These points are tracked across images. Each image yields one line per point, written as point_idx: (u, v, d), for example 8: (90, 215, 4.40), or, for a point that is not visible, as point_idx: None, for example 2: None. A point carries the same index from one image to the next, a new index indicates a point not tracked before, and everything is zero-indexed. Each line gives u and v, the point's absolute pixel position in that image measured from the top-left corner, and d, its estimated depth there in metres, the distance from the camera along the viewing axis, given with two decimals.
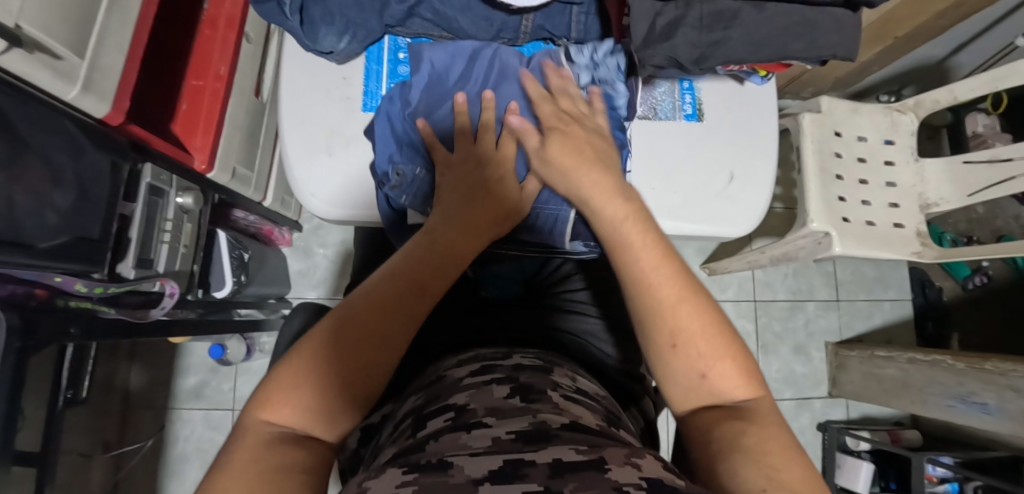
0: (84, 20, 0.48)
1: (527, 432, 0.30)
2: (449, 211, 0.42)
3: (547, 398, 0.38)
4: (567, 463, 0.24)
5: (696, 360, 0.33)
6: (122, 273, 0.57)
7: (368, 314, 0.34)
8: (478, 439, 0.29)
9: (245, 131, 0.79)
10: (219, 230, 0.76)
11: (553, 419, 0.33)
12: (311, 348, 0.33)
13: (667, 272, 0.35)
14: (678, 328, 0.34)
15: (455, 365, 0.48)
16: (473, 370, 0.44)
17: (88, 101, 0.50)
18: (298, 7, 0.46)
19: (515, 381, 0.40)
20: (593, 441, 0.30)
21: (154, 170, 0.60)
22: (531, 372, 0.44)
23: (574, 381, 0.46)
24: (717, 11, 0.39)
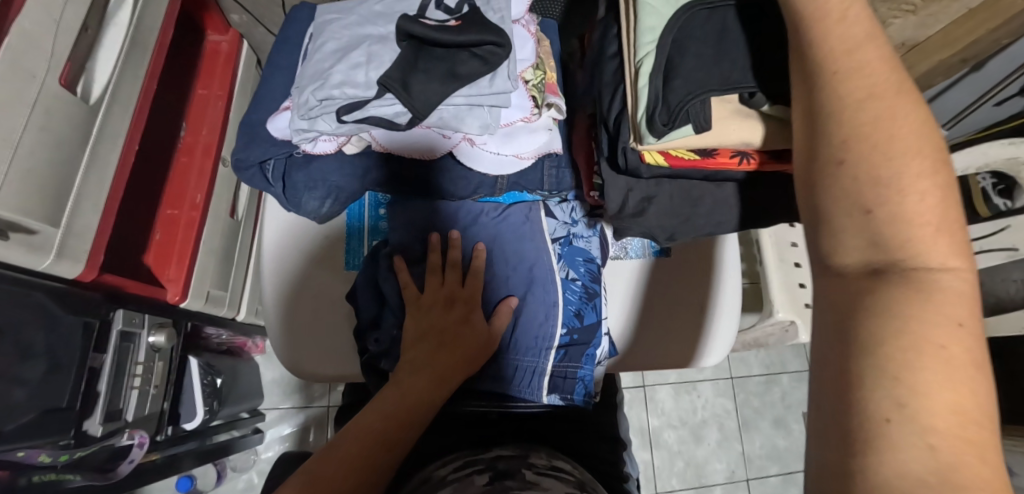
0: (62, 188, 0.49)
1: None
2: (421, 370, 0.44)
3: (518, 478, 0.53)
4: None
5: (888, 233, 0.29)
6: (89, 431, 0.54)
7: (336, 482, 0.38)
8: None
9: (219, 253, 0.78)
10: (191, 357, 0.74)
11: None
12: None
13: (916, 157, 0.30)
14: (884, 194, 0.29)
15: (446, 465, 0.61)
16: (456, 466, 0.59)
17: (62, 266, 0.49)
18: (280, 174, 0.50)
19: (493, 471, 0.55)
20: None
21: (126, 315, 0.59)
22: (508, 459, 0.59)
23: (547, 462, 0.61)
24: (684, 193, 0.43)
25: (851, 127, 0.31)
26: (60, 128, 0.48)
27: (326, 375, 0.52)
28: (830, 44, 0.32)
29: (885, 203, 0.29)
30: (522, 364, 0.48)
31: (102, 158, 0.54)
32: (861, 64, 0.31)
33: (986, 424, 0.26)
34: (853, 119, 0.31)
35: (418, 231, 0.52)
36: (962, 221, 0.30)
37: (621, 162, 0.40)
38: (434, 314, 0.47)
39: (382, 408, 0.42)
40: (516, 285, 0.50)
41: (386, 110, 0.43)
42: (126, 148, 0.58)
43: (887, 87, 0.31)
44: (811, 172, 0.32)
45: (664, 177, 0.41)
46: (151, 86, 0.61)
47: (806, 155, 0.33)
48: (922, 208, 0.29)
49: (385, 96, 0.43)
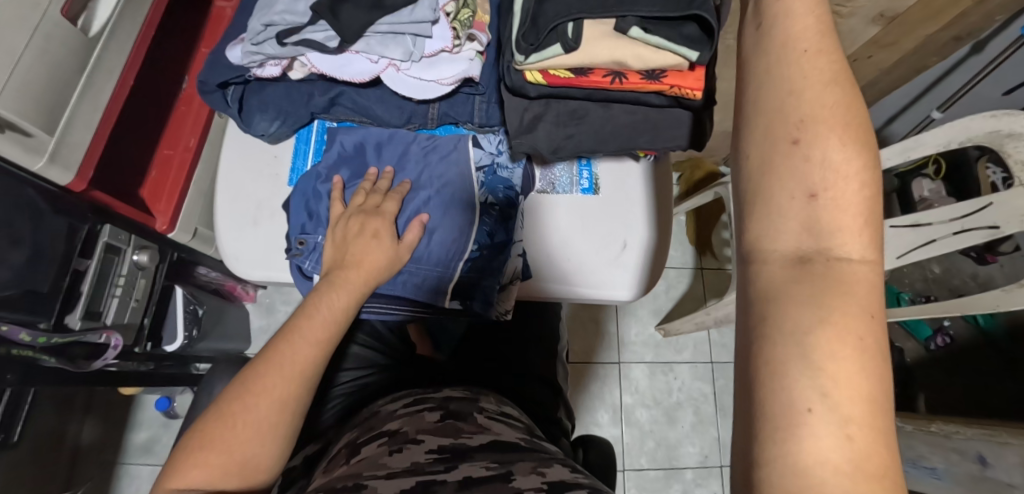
0: (57, 104, 0.57)
1: (444, 456, 0.43)
2: (336, 285, 0.48)
3: (470, 419, 0.52)
4: (474, 480, 0.39)
5: (824, 220, 0.26)
6: (68, 324, 0.62)
7: (283, 380, 0.42)
8: (397, 460, 0.43)
9: (209, 195, 0.86)
10: (175, 286, 0.81)
11: (469, 440, 0.47)
12: (238, 412, 0.40)
13: (854, 147, 0.27)
14: (826, 172, 0.26)
15: (391, 401, 0.60)
16: (405, 403, 0.57)
17: (53, 171, 0.57)
18: (237, 97, 0.56)
19: (446, 409, 0.54)
20: (503, 458, 0.44)
21: (112, 230, 0.67)
22: (461, 400, 0.57)
23: (499, 405, 0.60)
24: (571, 110, 0.47)
25: (806, 112, 0.27)
26: (58, 51, 0.56)
27: (263, 277, 0.55)
28: (785, 31, 0.29)
29: (819, 191, 0.26)
30: (430, 275, 0.54)
31: (97, 86, 0.62)
32: (807, 52, 0.28)
33: (884, 406, 0.23)
34: (802, 107, 0.27)
35: (353, 154, 0.56)
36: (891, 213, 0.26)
37: (508, 82, 0.45)
38: (347, 225, 0.51)
39: (318, 316, 0.46)
40: (435, 205, 0.55)
41: (318, 35, 0.49)
42: (121, 82, 0.66)
43: (839, 79, 0.28)
44: (755, 152, 0.28)
45: (549, 96, 0.45)
46: (148, 32, 0.70)
47: (742, 138, 0.29)
48: (855, 195, 0.26)
49: (318, 23, 0.49)
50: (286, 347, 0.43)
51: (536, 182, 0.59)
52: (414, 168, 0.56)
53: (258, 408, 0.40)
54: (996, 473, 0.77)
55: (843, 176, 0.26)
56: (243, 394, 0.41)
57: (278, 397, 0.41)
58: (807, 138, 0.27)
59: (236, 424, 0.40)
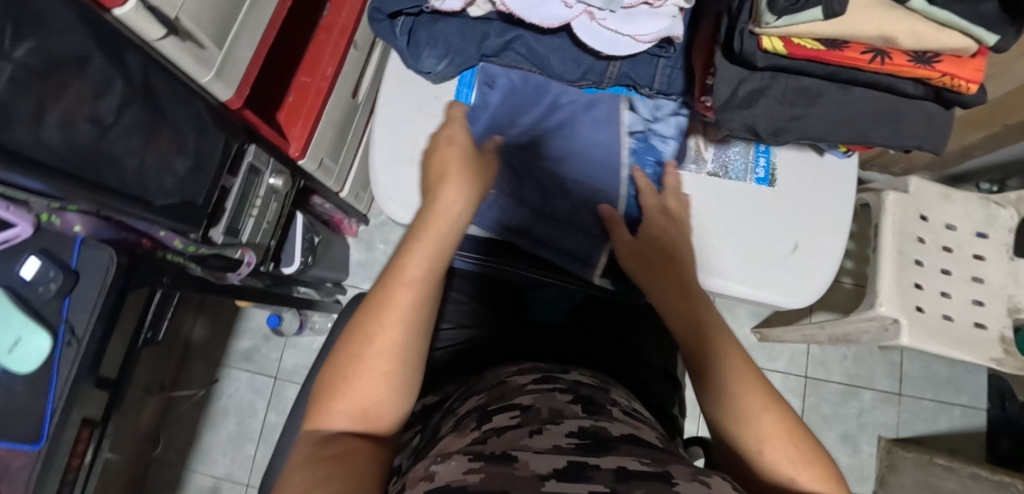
0: (228, 17, 0.56)
1: (588, 442, 0.33)
2: (442, 207, 0.43)
3: (608, 410, 0.42)
4: (631, 473, 0.28)
5: (777, 466, 0.36)
6: (213, 237, 0.65)
7: (391, 329, 0.38)
8: (539, 441, 0.33)
9: (336, 127, 0.86)
10: (297, 213, 0.84)
11: (612, 429, 0.37)
12: (359, 351, 0.38)
13: (760, 395, 0.38)
14: (759, 437, 0.36)
15: (513, 372, 0.52)
16: (533, 377, 0.49)
17: (217, 87, 0.57)
18: (407, 29, 0.52)
19: (577, 393, 0.45)
20: (659, 457, 0.32)
21: (256, 151, 0.68)
22: (589, 387, 0.49)
23: (630, 404, 0.51)
24: (802, 88, 0.41)
25: (716, 360, 0.41)
26: None
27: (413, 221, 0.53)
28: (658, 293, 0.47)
29: (760, 443, 0.36)
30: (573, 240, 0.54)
31: (262, 2, 0.61)
32: (688, 341, 0.43)
33: None
34: (706, 343, 0.42)
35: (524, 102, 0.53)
36: (807, 433, 0.36)
37: (736, 46, 0.38)
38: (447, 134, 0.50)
39: (425, 243, 0.41)
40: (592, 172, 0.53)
41: None
42: (281, 1, 0.65)
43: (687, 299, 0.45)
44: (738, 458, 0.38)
45: (780, 68, 0.39)
46: None
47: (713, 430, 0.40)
48: (783, 439, 0.36)
49: None
50: (395, 291, 0.39)
51: (707, 162, 0.54)
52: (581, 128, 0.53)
53: (369, 358, 0.37)
54: None
55: (768, 431, 0.36)
56: (358, 341, 0.38)
57: (394, 336, 0.38)
58: (733, 408, 0.38)
59: (348, 374, 0.37)
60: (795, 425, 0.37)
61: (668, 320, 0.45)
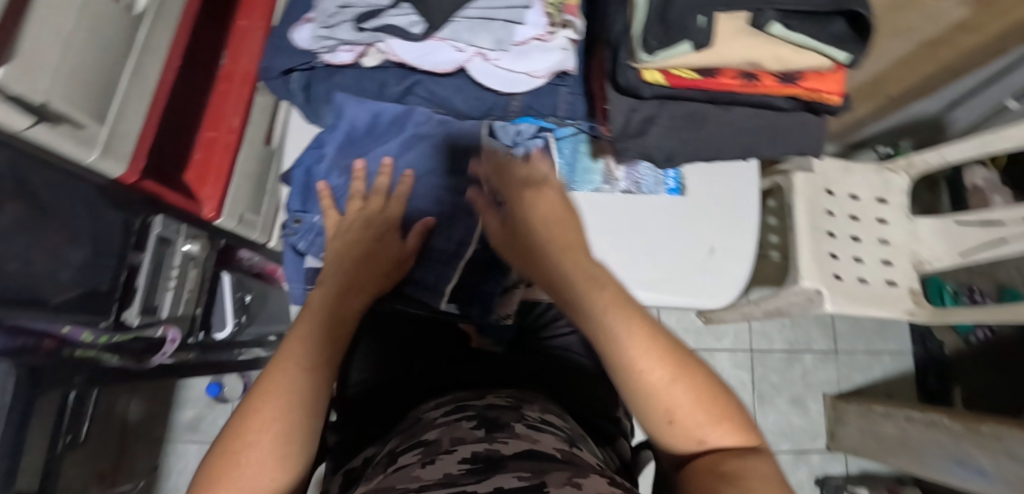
0: (107, 90, 0.52)
1: (478, 466, 0.40)
2: (327, 291, 0.45)
3: (509, 428, 0.49)
4: (504, 492, 0.35)
5: (693, 435, 0.34)
6: (127, 320, 0.60)
7: (285, 409, 0.37)
8: (432, 472, 0.40)
9: (254, 179, 0.83)
10: (224, 274, 0.79)
11: (504, 449, 0.43)
12: (243, 440, 0.35)
13: (658, 360, 0.34)
14: (669, 411, 0.34)
15: (431, 406, 0.59)
16: (446, 409, 0.56)
17: (105, 164, 0.53)
18: (302, 85, 0.52)
19: (483, 416, 0.52)
20: (539, 468, 0.40)
21: (164, 222, 0.64)
22: (501, 407, 0.55)
23: (541, 414, 0.57)
24: (687, 113, 0.46)
25: (616, 333, 0.35)
26: (107, 31, 0.51)
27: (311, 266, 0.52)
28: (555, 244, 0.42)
29: (671, 414, 0.34)
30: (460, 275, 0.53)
31: (144, 67, 0.58)
32: (595, 295, 0.38)
33: None
34: (606, 296, 0.37)
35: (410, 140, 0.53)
36: (708, 388, 0.35)
37: (621, 82, 0.42)
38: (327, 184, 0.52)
39: (319, 318, 0.43)
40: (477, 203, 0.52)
41: (401, 20, 0.44)
42: (167, 62, 0.61)
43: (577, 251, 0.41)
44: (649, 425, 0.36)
45: (665, 97, 0.44)
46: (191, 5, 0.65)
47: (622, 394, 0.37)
48: (699, 407, 0.34)
49: (401, 5, 0.44)
50: (281, 369, 0.38)
51: (620, 181, 0.56)
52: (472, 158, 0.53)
53: (260, 445, 0.35)
54: None
55: (678, 408, 0.34)
56: (246, 427, 0.35)
57: (277, 420, 0.36)
58: (628, 381, 0.35)
59: (240, 462, 0.35)
60: (700, 376, 0.35)
61: (569, 274, 0.40)
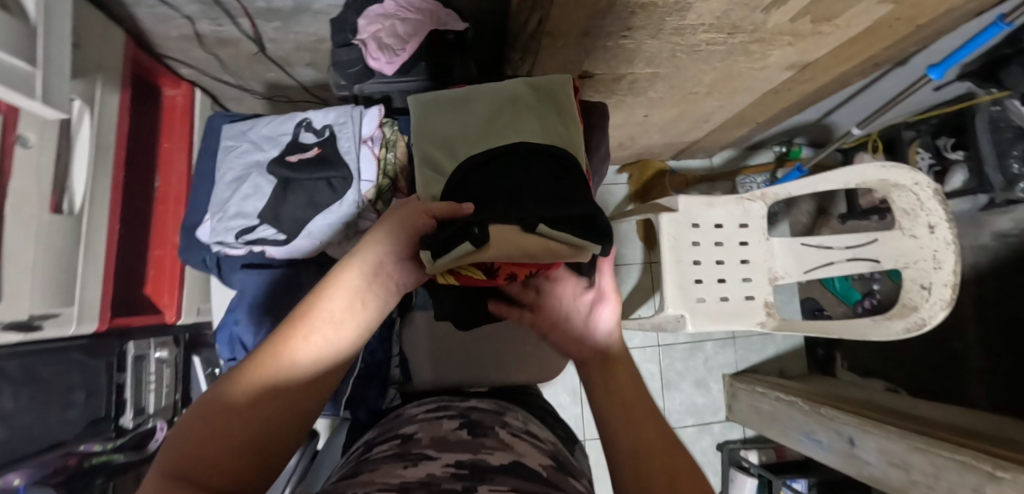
0: (70, 278, 0.69)
1: (463, 472, 0.38)
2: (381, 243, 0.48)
3: (492, 434, 0.48)
4: None
5: None
6: (124, 424, 0.81)
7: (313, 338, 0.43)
8: (414, 472, 0.38)
9: (203, 275, 0.99)
10: (193, 357, 0.98)
11: (489, 459, 0.41)
12: (268, 362, 0.42)
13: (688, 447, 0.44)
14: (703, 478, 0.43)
15: (416, 403, 0.62)
16: (428, 408, 0.57)
17: (82, 327, 0.72)
18: (215, 262, 0.75)
19: (466, 418, 0.52)
20: (523, 487, 0.37)
21: (136, 344, 0.83)
22: (484, 410, 0.55)
23: (525, 423, 0.56)
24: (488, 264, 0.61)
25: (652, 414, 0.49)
26: (60, 238, 0.68)
27: None
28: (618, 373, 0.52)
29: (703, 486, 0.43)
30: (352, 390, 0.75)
31: (94, 244, 0.74)
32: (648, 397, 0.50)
33: None
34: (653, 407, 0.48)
35: (296, 290, 0.72)
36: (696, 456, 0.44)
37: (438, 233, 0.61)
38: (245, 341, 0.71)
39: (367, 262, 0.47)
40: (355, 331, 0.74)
41: (268, 233, 0.68)
42: (109, 229, 0.77)
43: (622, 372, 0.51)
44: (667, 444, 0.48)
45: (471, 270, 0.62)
46: (120, 172, 0.79)
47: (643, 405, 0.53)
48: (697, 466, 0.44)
49: (267, 225, 0.67)
50: (307, 324, 0.44)
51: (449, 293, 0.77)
52: None
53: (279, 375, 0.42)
54: (860, 452, 0.99)
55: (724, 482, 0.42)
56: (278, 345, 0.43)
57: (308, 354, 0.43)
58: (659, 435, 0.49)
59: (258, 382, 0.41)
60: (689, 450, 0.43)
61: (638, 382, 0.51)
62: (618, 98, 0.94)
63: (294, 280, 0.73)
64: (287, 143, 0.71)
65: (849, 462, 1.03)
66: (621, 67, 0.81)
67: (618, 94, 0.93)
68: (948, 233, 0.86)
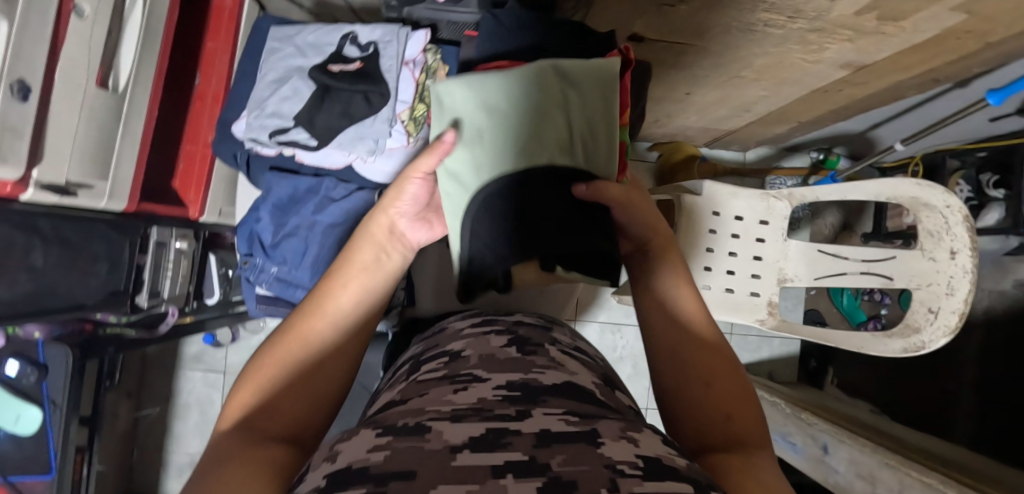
0: (106, 153, 0.72)
1: (514, 395, 0.38)
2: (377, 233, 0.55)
3: (543, 352, 0.48)
4: (552, 435, 0.31)
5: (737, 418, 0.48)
6: (139, 303, 0.85)
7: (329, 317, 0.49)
8: (465, 396, 0.38)
9: (229, 178, 1.02)
10: (209, 255, 1.02)
11: (542, 378, 0.41)
12: (292, 343, 0.46)
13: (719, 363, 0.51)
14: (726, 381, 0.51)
15: (463, 317, 0.63)
16: (474, 323, 0.59)
17: (112, 203, 0.75)
18: (242, 161, 0.78)
19: (514, 334, 0.52)
20: (580, 409, 0.37)
21: (159, 231, 0.86)
22: (531, 327, 0.57)
23: (572, 341, 0.57)
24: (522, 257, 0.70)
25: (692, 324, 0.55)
26: (102, 113, 0.70)
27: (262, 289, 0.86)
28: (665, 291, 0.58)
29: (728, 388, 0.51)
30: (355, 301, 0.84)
31: (132, 126, 0.76)
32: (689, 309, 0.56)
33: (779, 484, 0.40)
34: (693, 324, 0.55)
35: (320, 201, 0.81)
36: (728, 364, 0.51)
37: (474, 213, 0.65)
38: (269, 236, 0.82)
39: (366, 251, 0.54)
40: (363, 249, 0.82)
41: (301, 137, 0.71)
42: (148, 114, 0.79)
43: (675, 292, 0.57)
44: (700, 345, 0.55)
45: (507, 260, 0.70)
46: (163, 59, 0.80)
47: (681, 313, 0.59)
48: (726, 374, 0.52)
49: (299, 128, 0.71)
50: (323, 306, 0.49)
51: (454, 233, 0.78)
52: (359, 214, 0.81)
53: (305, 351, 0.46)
54: (831, 459, 1.01)
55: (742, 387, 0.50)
56: (299, 329, 0.48)
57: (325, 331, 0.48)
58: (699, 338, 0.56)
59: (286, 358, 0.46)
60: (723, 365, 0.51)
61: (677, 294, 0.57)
62: (664, 70, 0.93)
63: (320, 192, 0.81)
64: (331, 53, 0.73)
65: (818, 468, 1.05)
66: (672, 37, 0.80)
67: (664, 65, 0.91)
68: (968, 262, 0.86)
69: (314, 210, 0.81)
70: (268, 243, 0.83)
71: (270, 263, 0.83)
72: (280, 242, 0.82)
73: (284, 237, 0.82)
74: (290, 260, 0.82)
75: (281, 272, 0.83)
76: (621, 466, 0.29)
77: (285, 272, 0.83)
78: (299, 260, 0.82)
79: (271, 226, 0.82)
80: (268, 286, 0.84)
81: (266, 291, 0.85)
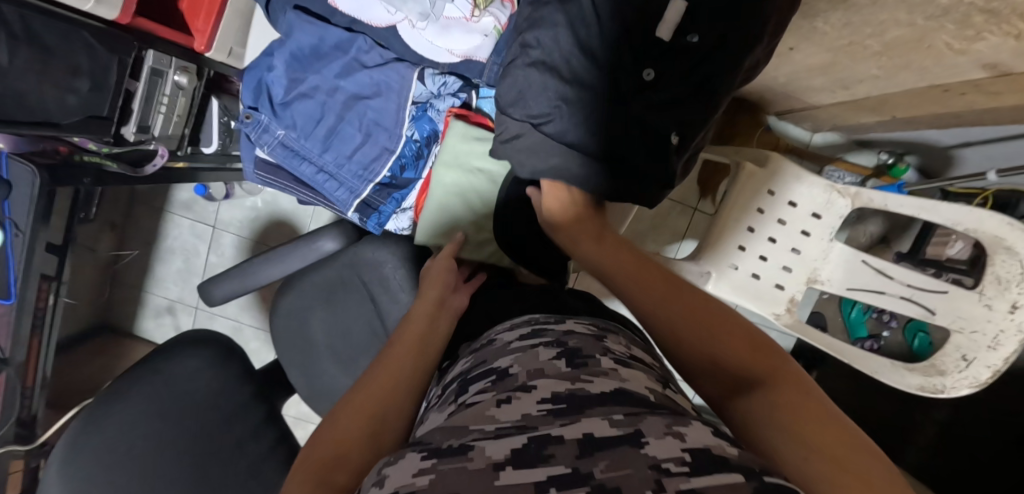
0: None
1: (561, 408, 0.34)
2: None
3: (596, 364, 0.43)
4: (597, 441, 0.29)
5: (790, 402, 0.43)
6: (125, 136, 0.75)
7: None
8: (508, 414, 0.35)
9: (246, 14, 0.87)
10: (212, 99, 0.90)
11: (590, 387, 0.37)
12: None
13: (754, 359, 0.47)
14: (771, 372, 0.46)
15: (509, 329, 0.57)
16: (523, 335, 0.52)
17: (101, 10, 0.62)
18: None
19: (563, 346, 0.46)
20: (629, 411, 0.34)
21: (155, 57, 0.73)
22: (583, 336, 0.49)
23: (628, 349, 0.51)
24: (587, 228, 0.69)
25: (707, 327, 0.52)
26: None
27: (268, 157, 0.81)
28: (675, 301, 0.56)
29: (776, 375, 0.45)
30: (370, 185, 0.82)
31: None
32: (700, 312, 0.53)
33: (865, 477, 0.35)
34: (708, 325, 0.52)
35: (350, 64, 0.77)
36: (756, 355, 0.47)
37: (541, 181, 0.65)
38: (284, 92, 0.77)
39: None
40: (389, 127, 0.80)
41: None
42: None
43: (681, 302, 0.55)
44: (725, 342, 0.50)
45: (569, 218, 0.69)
46: None
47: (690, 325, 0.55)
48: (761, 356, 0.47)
49: None
50: None
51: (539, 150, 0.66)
52: (390, 88, 0.78)
53: None
54: None
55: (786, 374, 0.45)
56: None
57: None
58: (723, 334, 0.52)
59: None
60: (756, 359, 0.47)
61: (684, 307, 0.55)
62: None
63: (351, 54, 0.77)
64: None
65: None
66: None
67: None
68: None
69: (342, 73, 0.77)
70: (282, 98, 0.77)
71: (280, 127, 0.78)
72: (296, 103, 0.78)
73: (300, 100, 0.78)
74: (304, 126, 0.78)
75: (292, 139, 0.79)
76: (667, 464, 0.26)
77: (296, 141, 0.79)
78: (314, 129, 0.78)
79: (288, 83, 0.77)
80: (274, 153, 0.79)
81: (271, 157, 0.80)
